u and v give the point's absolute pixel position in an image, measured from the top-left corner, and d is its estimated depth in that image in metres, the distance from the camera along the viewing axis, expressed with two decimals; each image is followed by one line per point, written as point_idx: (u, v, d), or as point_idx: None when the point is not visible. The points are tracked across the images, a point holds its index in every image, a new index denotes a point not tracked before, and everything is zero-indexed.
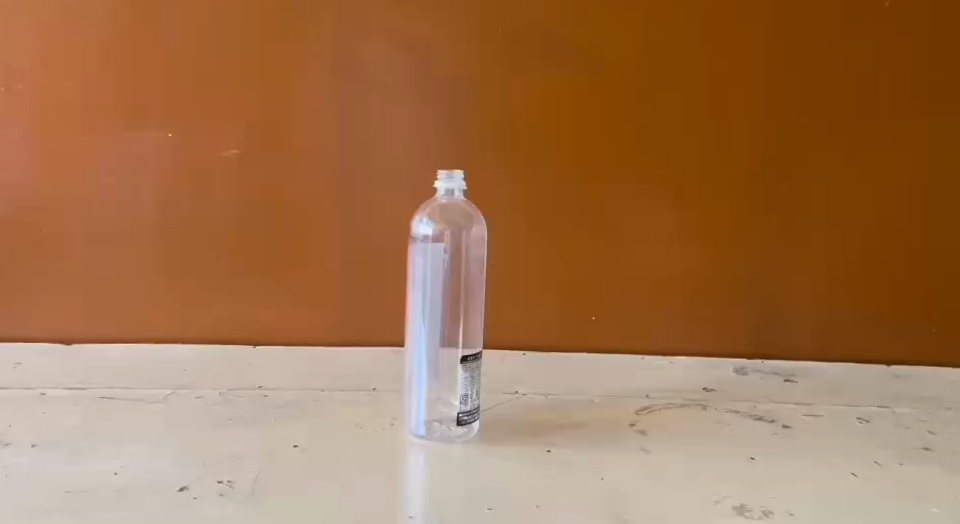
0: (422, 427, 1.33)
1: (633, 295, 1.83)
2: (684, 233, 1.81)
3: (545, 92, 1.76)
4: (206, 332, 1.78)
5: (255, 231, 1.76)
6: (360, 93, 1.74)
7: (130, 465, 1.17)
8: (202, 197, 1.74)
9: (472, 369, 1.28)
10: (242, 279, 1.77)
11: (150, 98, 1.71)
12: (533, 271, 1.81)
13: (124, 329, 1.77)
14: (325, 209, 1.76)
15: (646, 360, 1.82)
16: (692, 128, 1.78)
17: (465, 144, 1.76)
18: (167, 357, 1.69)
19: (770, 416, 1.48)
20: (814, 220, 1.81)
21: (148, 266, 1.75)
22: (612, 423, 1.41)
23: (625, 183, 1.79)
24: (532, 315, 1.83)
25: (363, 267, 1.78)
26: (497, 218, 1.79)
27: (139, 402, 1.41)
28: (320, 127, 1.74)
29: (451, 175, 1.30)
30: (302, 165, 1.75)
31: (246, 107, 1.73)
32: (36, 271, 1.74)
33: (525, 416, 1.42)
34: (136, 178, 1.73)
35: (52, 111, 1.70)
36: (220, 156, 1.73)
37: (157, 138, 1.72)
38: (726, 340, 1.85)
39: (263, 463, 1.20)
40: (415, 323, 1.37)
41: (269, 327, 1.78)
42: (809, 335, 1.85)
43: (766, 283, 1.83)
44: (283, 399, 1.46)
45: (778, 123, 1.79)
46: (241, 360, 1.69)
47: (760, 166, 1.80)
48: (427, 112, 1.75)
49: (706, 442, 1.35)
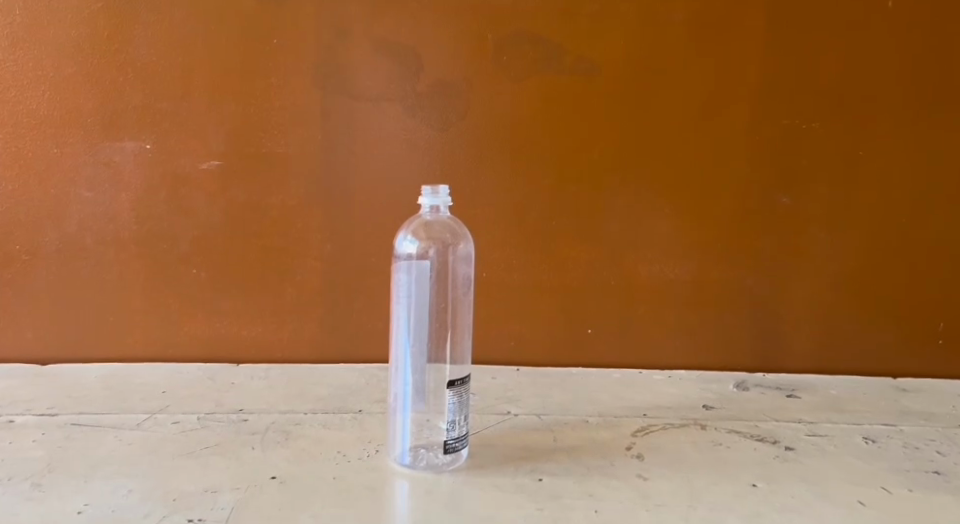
0: (407, 455, 1.26)
1: (631, 307, 1.77)
2: (681, 242, 1.75)
3: (537, 97, 1.70)
4: (188, 350, 1.72)
5: (238, 245, 1.70)
6: (344, 101, 1.68)
7: (96, 503, 1.11)
8: (182, 210, 1.68)
9: (460, 394, 1.22)
10: (223, 296, 1.71)
11: (126, 107, 1.65)
12: (527, 283, 1.75)
13: (102, 349, 1.71)
14: (310, 222, 1.70)
15: (643, 375, 1.76)
16: (691, 133, 1.72)
17: (454, 154, 1.70)
18: (147, 378, 1.63)
19: (772, 437, 1.41)
20: (816, 227, 1.75)
21: (127, 282, 1.69)
22: (607, 446, 1.35)
23: (623, 189, 1.73)
24: (525, 330, 1.77)
25: (350, 280, 1.72)
26: (488, 230, 1.73)
27: (112, 429, 1.35)
28: (304, 136, 1.68)
29: (436, 191, 1.23)
30: (285, 177, 1.68)
31: (226, 116, 1.66)
32: (13, 288, 1.68)
33: (517, 440, 1.36)
34: (114, 191, 1.66)
35: (24, 123, 1.64)
36: (200, 167, 1.67)
37: (134, 149, 1.66)
38: (727, 354, 1.79)
39: (238, 497, 1.14)
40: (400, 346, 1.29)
41: (253, 345, 1.73)
42: (812, 347, 1.79)
43: (767, 294, 1.77)
44: (264, 423, 1.40)
45: (781, 127, 1.72)
46: (223, 380, 1.62)
47: (760, 172, 1.73)
48: (415, 120, 1.69)
49: (706, 467, 1.28)
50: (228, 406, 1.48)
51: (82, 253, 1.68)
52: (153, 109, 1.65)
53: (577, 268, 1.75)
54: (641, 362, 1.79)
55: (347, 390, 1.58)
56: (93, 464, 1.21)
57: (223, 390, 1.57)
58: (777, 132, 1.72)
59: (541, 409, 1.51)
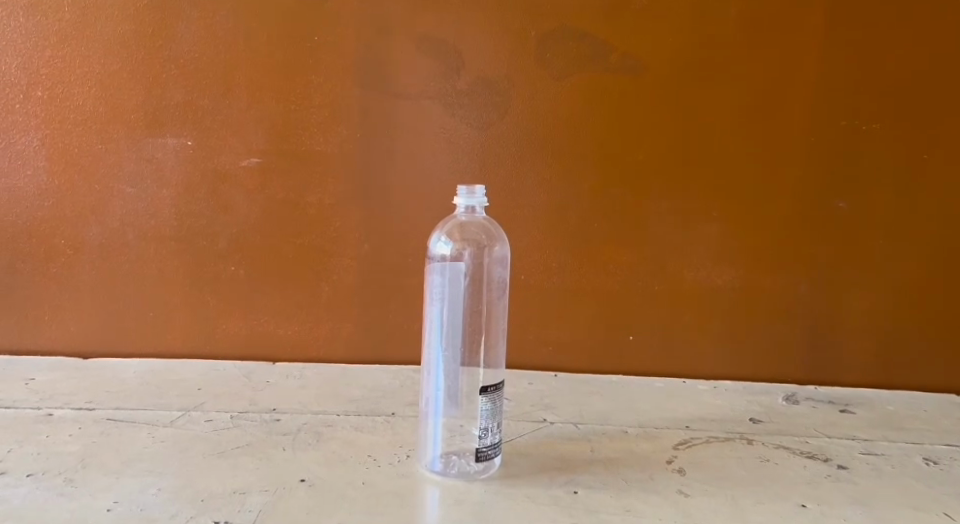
0: (438, 462, 1.23)
1: (675, 314, 1.71)
2: (730, 248, 1.68)
3: (582, 96, 1.65)
4: (225, 348, 1.72)
5: (276, 243, 1.69)
6: (385, 99, 1.65)
7: (124, 501, 1.09)
8: (222, 207, 1.67)
9: (493, 401, 1.19)
10: (261, 294, 1.70)
11: (170, 104, 1.65)
12: (568, 287, 1.71)
13: (140, 344, 1.71)
14: (348, 220, 1.68)
15: (687, 385, 1.70)
16: (742, 135, 1.66)
17: (495, 154, 1.66)
18: (184, 374, 1.62)
19: (824, 454, 1.34)
20: (874, 234, 1.67)
21: (167, 278, 1.69)
22: (646, 459, 1.30)
23: (669, 193, 1.67)
24: (565, 335, 1.72)
25: (388, 280, 1.70)
26: (529, 232, 1.69)
27: (146, 426, 1.34)
28: (344, 134, 1.66)
29: (471, 191, 1.20)
30: (324, 174, 1.67)
31: (267, 113, 1.65)
32: (55, 282, 1.68)
33: (552, 449, 1.32)
34: (155, 187, 1.67)
35: (71, 119, 1.64)
36: (241, 165, 1.66)
37: (176, 145, 1.65)
38: (776, 365, 1.72)
39: (267, 500, 1.12)
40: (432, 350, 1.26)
41: (290, 344, 1.72)
42: (868, 360, 1.71)
43: (820, 304, 1.69)
44: (296, 424, 1.38)
45: (837, 128, 1.65)
46: (258, 379, 1.61)
47: (816, 175, 1.66)
48: (456, 119, 1.66)
49: (750, 484, 1.22)
50: (262, 405, 1.47)
51: (123, 248, 1.68)
52: (195, 106, 1.65)
53: (620, 273, 1.70)
54: (685, 371, 1.73)
55: (381, 392, 1.56)
56: (125, 461, 1.20)
57: (257, 388, 1.56)
58: (833, 135, 1.65)
59: (579, 418, 1.47)
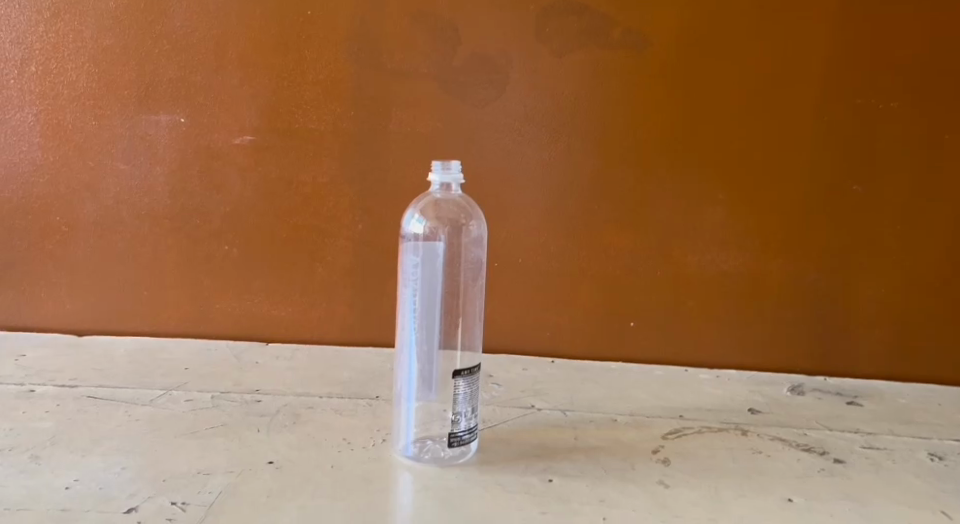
0: (412, 447, 1.20)
1: (679, 300, 1.65)
2: (736, 232, 1.62)
3: (583, 72, 1.59)
4: (219, 328, 1.71)
5: (270, 223, 1.66)
6: (380, 76, 1.61)
7: (84, 480, 1.08)
8: (216, 185, 1.65)
9: (470, 384, 1.15)
10: (255, 274, 1.68)
11: (162, 80, 1.62)
12: (567, 271, 1.65)
13: (136, 323, 1.71)
14: (342, 200, 1.65)
15: (689, 373, 1.64)
16: (751, 114, 1.58)
17: (492, 132, 1.61)
18: (174, 353, 1.61)
19: (821, 447, 1.27)
20: (890, 218, 1.59)
21: (161, 257, 1.68)
22: (630, 449, 1.25)
23: (672, 174, 1.61)
24: (563, 320, 1.67)
25: (382, 261, 1.66)
26: (526, 213, 1.64)
27: (124, 404, 1.33)
28: (338, 112, 1.62)
29: (447, 166, 1.15)
30: (318, 153, 1.64)
31: (260, 90, 1.62)
32: (51, 259, 1.68)
33: (534, 437, 1.27)
34: (148, 164, 1.65)
35: (64, 95, 1.63)
36: (234, 142, 1.64)
37: (169, 122, 1.63)
38: (784, 355, 1.65)
39: (230, 481, 1.09)
40: (406, 335, 1.24)
41: (284, 325, 1.70)
42: (881, 351, 1.63)
43: (831, 291, 1.62)
44: (275, 406, 1.35)
45: (852, 106, 1.57)
46: (247, 360, 1.59)
47: (827, 156, 1.58)
48: (451, 96, 1.61)
49: (736, 476, 1.17)
50: (246, 386, 1.44)
51: (118, 226, 1.67)
52: (188, 82, 1.62)
53: (620, 257, 1.64)
54: (689, 359, 1.67)
55: (369, 375, 1.52)
56: (94, 440, 1.19)
57: (245, 369, 1.54)
58: (847, 113, 1.57)
59: (569, 404, 1.42)
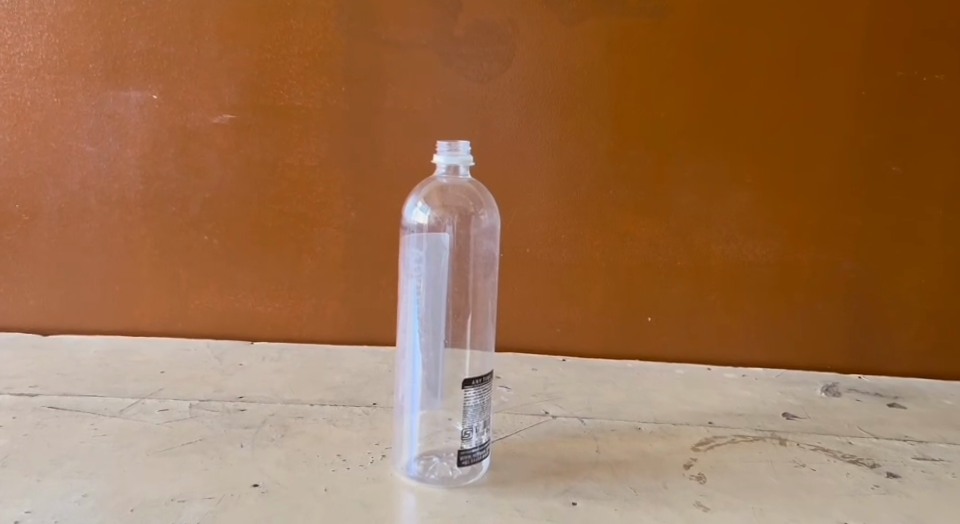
0: (416, 465, 1.06)
1: (701, 293, 1.52)
2: (764, 217, 1.48)
3: (597, 43, 1.45)
4: (198, 326, 1.56)
5: (253, 211, 1.51)
6: (373, 48, 1.46)
7: (38, 511, 0.94)
8: (193, 169, 1.50)
9: (481, 395, 1.01)
10: (237, 267, 1.54)
11: (131, 52, 1.47)
12: (579, 261, 1.51)
13: (107, 321, 1.56)
14: (333, 186, 1.50)
15: (712, 372, 1.51)
16: (782, 88, 1.44)
17: (497, 110, 1.47)
18: (149, 354, 1.47)
19: (870, 459, 1.14)
20: (931, 202, 1.46)
21: (134, 248, 1.53)
22: (660, 463, 1.11)
23: (695, 154, 1.47)
24: (575, 316, 1.54)
25: (376, 252, 1.52)
26: (534, 199, 1.49)
27: (90, 416, 1.18)
28: (326, 87, 1.47)
29: (454, 147, 1.01)
30: (305, 134, 1.49)
31: (241, 63, 1.47)
32: (12, 251, 1.53)
33: (550, 450, 1.14)
34: (118, 146, 1.49)
35: (22, 69, 1.47)
36: (213, 122, 1.48)
37: (139, 99, 1.48)
38: (814, 352, 1.52)
39: (208, 510, 0.95)
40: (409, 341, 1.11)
41: (270, 323, 1.55)
42: (920, 348, 1.50)
43: (867, 282, 1.49)
44: (261, 416, 1.21)
45: (893, 79, 1.43)
46: (230, 361, 1.45)
47: (864, 134, 1.45)
48: (453, 70, 1.46)
49: (782, 497, 1.03)
50: (228, 393, 1.30)
51: (85, 214, 1.52)
52: (160, 55, 1.47)
53: (638, 246, 1.51)
54: (711, 357, 1.54)
55: (365, 379, 1.38)
56: (52, 460, 1.04)
57: (228, 373, 1.39)
58: (887, 86, 1.43)
59: (586, 411, 1.28)
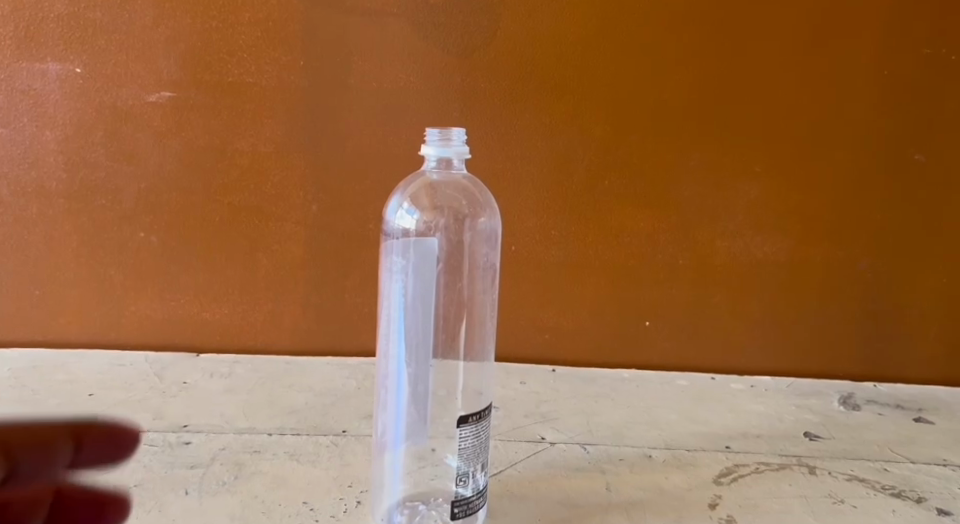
0: (399, 516, 0.89)
1: (705, 294, 1.37)
2: (775, 211, 1.33)
3: (593, 14, 1.27)
4: (134, 336, 1.36)
5: (197, 203, 1.31)
6: (337, 15, 1.26)
7: None
8: (127, 155, 1.29)
9: (478, 434, 0.85)
10: (178, 268, 1.33)
11: (48, 16, 1.24)
12: (570, 260, 1.35)
13: (25, 330, 1.35)
14: (291, 175, 1.31)
15: (717, 382, 1.36)
16: (796, 68, 1.29)
17: (479, 88, 1.29)
18: (76, 372, 1.26)
19: (914, 492, 1.01)
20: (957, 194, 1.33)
21: (56, 246, 1.32)
22: (682, 504, 0.96)
23: (700, 140, 1.31)
24: (564, 320, 1.37)
25: (341, 251, 1.33)
26: (521, 191, 1.32)
27: None
28: (283, 61, 1.27)
29: (447, 136, 0.83)
30: (258, 115, 1.29)
31: (180, 32, 1.26)
32: None
33: (554, 488, 0.98)
34: (34, 127, 1.27)
35: None
36: (148, 100, 1.27)
37: (60, 72, 1.26)
38: (826, 358, 1.39)
39: None
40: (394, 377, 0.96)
41: (218, 331, 1.36)
42: (939, 353, 1.38)
43: (885, 282, 1.36)
44: (209, 451, 1.02)
45: (918, 59, 1.29)
46: (172, 379, 1.25)
47: (887, 120, 1.31)
48: (429, 43, 1.27)
49: None
50: (170, 420, 1.11)
51: None
52: (83, 20, 1.25)
53: (636, 243, 1.35)
54: (715, 365, 1.39)
55: (331, 399, 1.20)
56: None
57: (170, 394, 1.20)
58: (912, 67, 1.29)
59: (587, 436, 1.12)
